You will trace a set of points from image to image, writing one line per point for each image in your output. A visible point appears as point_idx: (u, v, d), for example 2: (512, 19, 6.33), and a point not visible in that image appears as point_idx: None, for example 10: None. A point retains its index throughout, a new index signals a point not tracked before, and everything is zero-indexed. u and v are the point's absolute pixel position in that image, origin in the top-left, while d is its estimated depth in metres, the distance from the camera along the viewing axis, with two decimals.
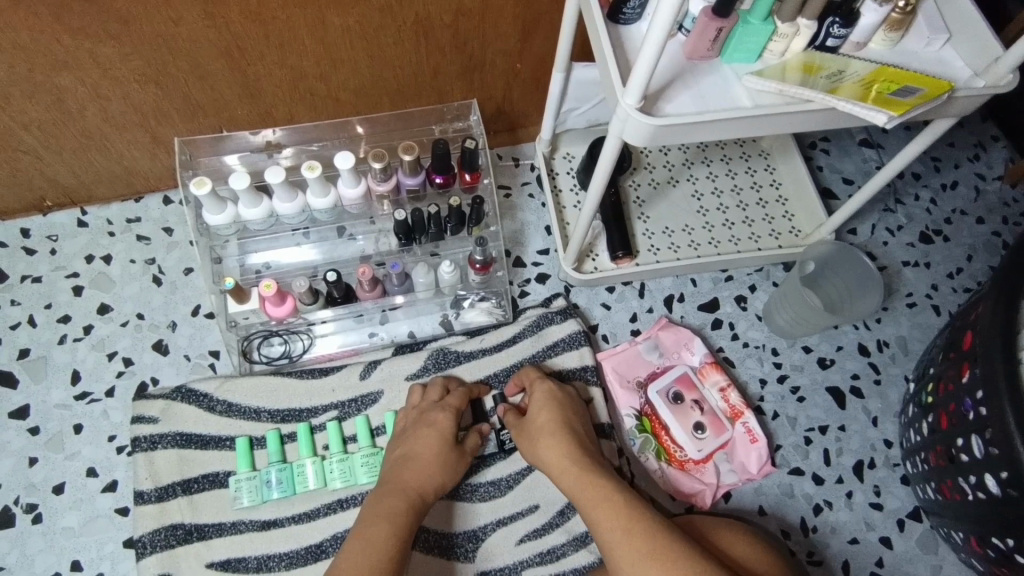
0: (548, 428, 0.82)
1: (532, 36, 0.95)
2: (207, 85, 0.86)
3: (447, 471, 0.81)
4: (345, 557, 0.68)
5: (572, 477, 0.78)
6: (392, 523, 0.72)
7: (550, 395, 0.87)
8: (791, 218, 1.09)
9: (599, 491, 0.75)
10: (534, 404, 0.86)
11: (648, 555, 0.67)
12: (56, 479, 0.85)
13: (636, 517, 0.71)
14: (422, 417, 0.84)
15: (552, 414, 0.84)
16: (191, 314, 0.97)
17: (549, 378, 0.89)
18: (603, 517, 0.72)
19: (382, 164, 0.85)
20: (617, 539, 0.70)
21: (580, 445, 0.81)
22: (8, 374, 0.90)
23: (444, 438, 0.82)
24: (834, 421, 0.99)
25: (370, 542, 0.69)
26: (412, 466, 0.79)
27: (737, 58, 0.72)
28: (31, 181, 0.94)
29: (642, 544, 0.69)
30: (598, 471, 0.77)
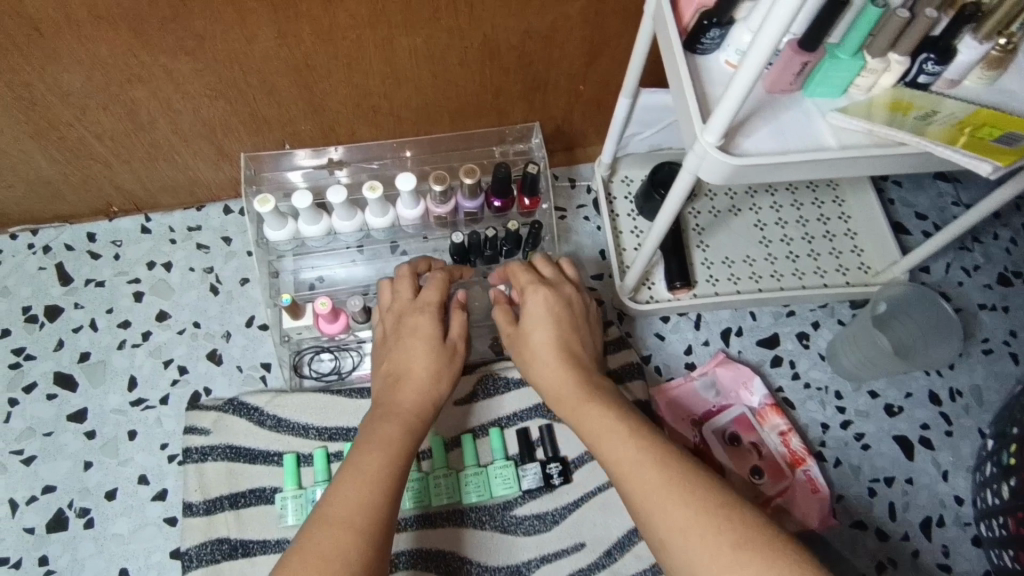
0: (544, 348, 0.72)
1: (598, 59, 0.93)
2: (274, 101, 0.86)
3: (436, 370, 0.73)
4: (336, 489, 0.60)
5: (570, 405, 0.68)
6: (388, 453, 0.64)
7: (548, 306, 0.74)
8: (860, 253, 1.04)
9: (600, 416, 0.65)
10: (529, 317, 0.74)
11: (654, 488, 0.57)
12: (108, 485, 0.87)
13: (641, 446, 0.61)
14: (412, 329, 0.75)
15: (549, 324, 0.73)
16: (245, 324, 0.97)
17: (544, 284, 0.75)
18: (606, 444, 0.63)
19: (443, 187, 0.84)
20: (621, 471, 0.60)
21: (581, 367, 0.71)
22: (69, 377, 0.92)
23: (433, 346, 0.74)
24: (900, 473, 0.94)
25: (360, 470, 0.61)
26: (405, 388, 0.71)
27: (819, 92, 0.69)
28: (100, 187, 0.96)
29: (648, 476, 0.58)
30: (599, 395, 0.67)
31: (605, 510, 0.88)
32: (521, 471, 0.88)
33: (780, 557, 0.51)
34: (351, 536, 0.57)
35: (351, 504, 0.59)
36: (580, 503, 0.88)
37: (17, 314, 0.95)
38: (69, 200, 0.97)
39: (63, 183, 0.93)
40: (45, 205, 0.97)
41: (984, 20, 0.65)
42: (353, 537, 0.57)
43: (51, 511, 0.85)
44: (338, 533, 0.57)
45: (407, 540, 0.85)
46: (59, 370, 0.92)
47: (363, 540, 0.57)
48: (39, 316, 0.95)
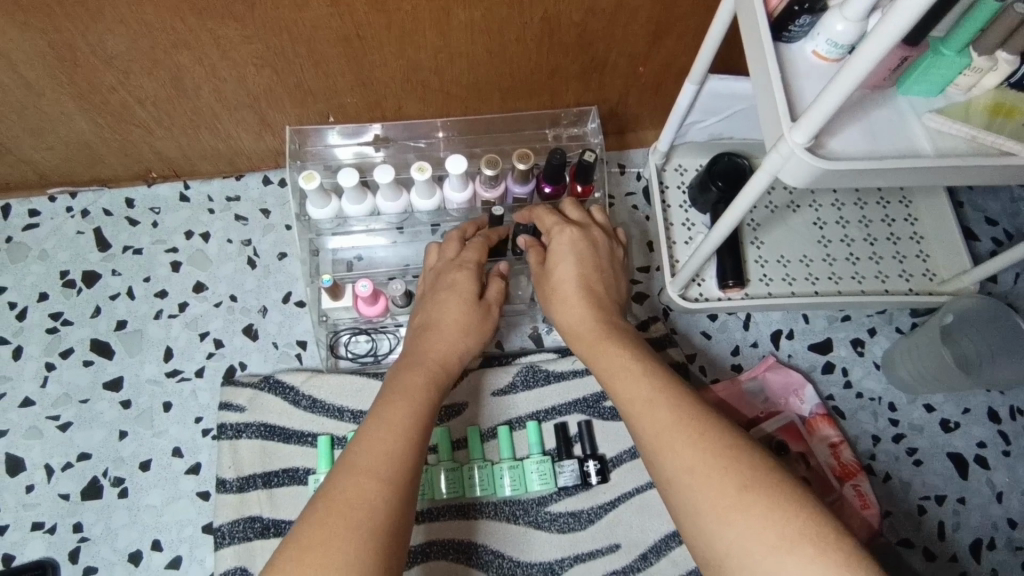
0: (566, 287, 0.72)
1: (662, 40, 0.87)
2: (321, 72, 0.83)
3: (469, 323, 0.73)
4: (365, 434, 0.58)
5: (587, 343, 0.68)
6: (416, 401, 0.62)
7: (574, 248, 0.74)
8: (926, 259, 0.99)
9: (617, 359, 0.64)
10: (556, 261, 0.74)
11: (665, 427, 0.56)
12: (143, 455, 0.86)
13: (655, 386, 0.60)
14: (447, 283, 0.75)
15: (573, 266, 0.73)
16: (282, 300, 0.96)
17: (570, 224, 0.75)
18: (620, 385, 0.62)
19: (495, 171, 0.80)
20: (633, 410, 0.60)
21: (602, 309, 0.70)
22: (105, 345, 0.91)
23: (466, 298, 0.73)
24: (952, 492, 0.90)
25: (387, 415, 0.60)
26: (436, 337, 0.70)
27: (916, 90, 0.63)
28: (140, 152, 0.94)
29: (661, 416, 0.57)
30: (618, 339, 0.67)
31: (642, 512, 0.86)
32: (557, 468, 0.86)
33: (787, 500, 0.50)
34: (376, 483, 0.54)
35: (380, 450, 0.57)
36: (616, 504, 0.86)
37: (55, 277, 0.94)
38: (109, 164, 0.95)
39: (103, 147, 0.91)
40: (84, 168, 0.95)
41: None
42: (379, 484, 0.54)
43: (85, 479, 0.84)
44: (363, 479, 0.54)
45: (423, 533, 0.83)
46: (95, 337, 0.91)
47: (389, 487, 0.55)
48: (76, 281, 0.94)
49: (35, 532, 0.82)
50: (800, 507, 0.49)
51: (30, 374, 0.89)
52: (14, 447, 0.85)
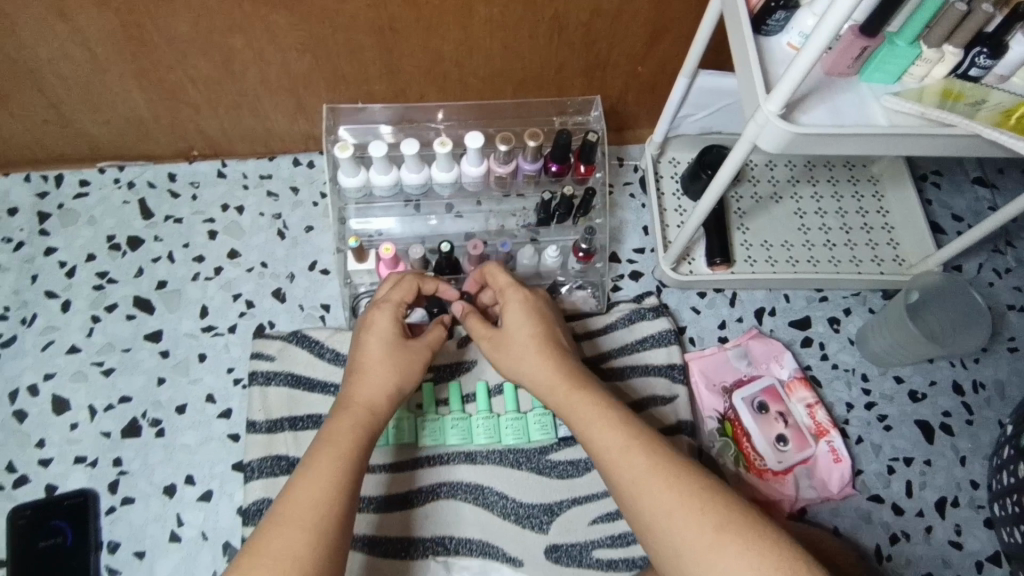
0: (531, 344, 0.76)
1: (659, 41, 0.98)
2: (355, 59, 0.93)
3: (404, 366, 0.75)
4: (298, 485, 0.63)
5: (559, 395, 0.73)
6: (348, 450, 0.67)
7: (527, 306, 0.80)
8: (895, 246, 1.09)
9: (590, 407, 0.70)
10: (514, 320, 0.79)
11: (644, 473, 0.64)
12: (179, 400, 0.94)
13: (629, 434, 0.67)
14: (377, 323, 0.76)
15: (534, 327, 0.78)
16: (309, 268, 1.05)
17: (522, 288, 0.82)
18: (597, 434, 0.68)
19: (508, 147, 0.90)
20: (612, 459, 0.66)
21: (566, 365, 0.75)
22: (147, 301, 1.00)
23: (400, 344, 0.76)
24: (919, 454, 0.99)
25: (317, 465, 0.64)
26: (367, 379, 0.73)
27: (876, 77, 0.74)
28: (186, 130, 1.03)
29: (637, 462, 0.65)
30: (587, 389, 0.72)
31: None
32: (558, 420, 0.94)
33: (758, 540, 0.58)
34: (303, 533, 0.60)
35: (310, 499, 0.62)
36: None
37: (102, 240, 1.03)
38: (157, 140, 1.04)
39: (153, 124, 1.01)
40: (133, 144, 1.05)
41: None
42: (307, 533, 0.60)
43: (126, 419, 0.92)
44: (294, 531, 0.59)
45: (379, 483, 0.90)
46: (138, 294, 1.00)
47: (319, 535, 0.60)
48: (122, 244, 1.03)
49: (78, 465, 0.89)
50: (769, 545, 0.57)
51: (77, 325, 0.97)
52: (61, 388, 0.93)
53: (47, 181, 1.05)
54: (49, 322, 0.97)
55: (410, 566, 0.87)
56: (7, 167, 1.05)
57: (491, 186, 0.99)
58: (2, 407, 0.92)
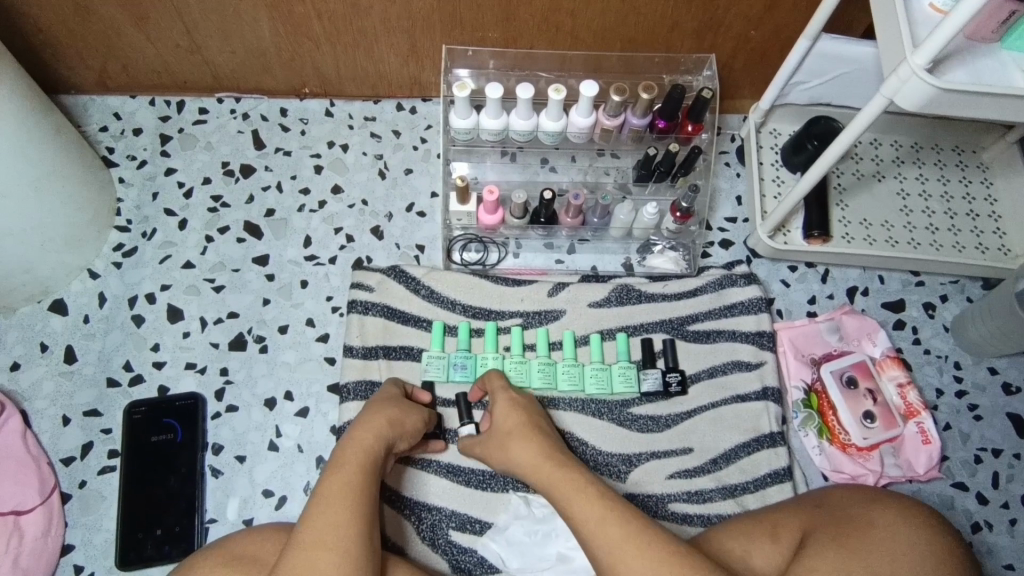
0: (516, 430, 0.79)
1: (778, 5, 0.97)
2: (475, 3, 0.95)
3: (400, 413, 0.79)
4: (310, 515, 0.64)
5: (542, 476, 0.74)
6: (360, 477, 0.68)
7: (514, 400, 0.84)
8: (1001, 236, 1.06)
9: (568, 479, 0.72)
10: (496, 413, 0.83)
11: (620, 543, 0.64)
12: (282, 321, 0.99)
13: (605, 506, 0.68)
14: (381, 393, 0.83)
15: (519, 416, 0.81)
16: (406, 209, 1.08)
17: (510, 386, 0.86)
18: (575, 508, 0.69)
19: (621, 98, 0.91)
20: (589, 530, 0.67)
21: (549, 445, 0.77)
22: (256, 227, 1.05)
23: (399, 404, 0.81)
24: (1010, 447, 0.96)
25: (331, 493, 0.66)
26: (371, 420, 0.75)
27: (1019, 45, 0.72)
28: (302, 66, 1.08)
29: (614, 531, 0.65)
30: (569, 464, 0.74)
31: (715, 424, 0.94)
32: (642, 374, 0.94)
33: None
34: (329, 552, 0.61)
35: (328, 523, 0.63)
36: (692, 415, 0.94)
37: (217, 166, 1.08)
38: (273, 74, 1.09)
39: (274, 58, 1.05)
40: (251, 76, 1.09)
41: None
42: (333, 554, 0.61)
43: (233, 333, 0.98)
44: (315, 553, 0.61)
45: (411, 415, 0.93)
46: (248, 219, 1.05)
47: (342, 557, 0.61)
48: (235, 171, 1.08)
49: (188, 371, 0.95)
50: None
51: (192, 243, 1.03)
52: (176, 299, 0.99)
53: (170, 107, 1.12)
54: (167, 238, 1.03)
55: (490, 497, 0.90)
56: (134, 90, 1.11)
57: (593, 140, 1.00)
58: (122, 310, 0.98)
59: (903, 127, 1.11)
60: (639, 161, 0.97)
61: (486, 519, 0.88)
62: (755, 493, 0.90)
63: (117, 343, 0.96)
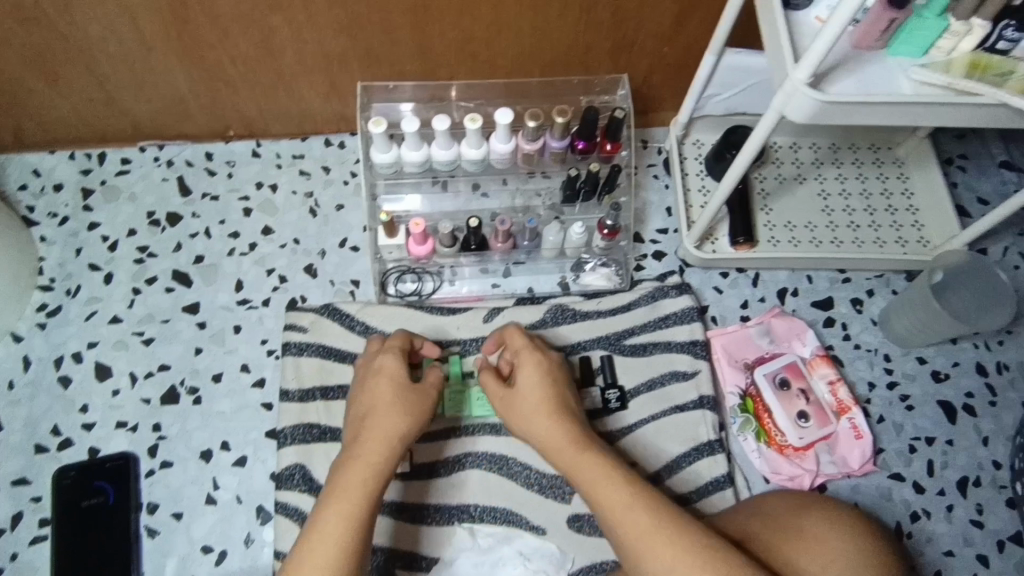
0: (541, 404, 0.79)
1: (685, 21, 0.99)
2: (388, 40, 0.96)
3: (403, 406, 0.78)
4: (312, 543, 0.67)
5: (564, 455, 0.76)
6: (362, 496, 0.70)
7: (541, 368, 0.82)
8: (920, 228, 1.09)
9: (594, 464, 0.74)
10: (524, 377, 0.81)
11: (645, 532, 0.68)
12: (215, 369, 0.97)
13: (633, 495, 0.71)
14: (377, 368, 0.82)
15: (546, 388, 0.80)
16: (339, 245, 1.08)
17: (536, 347, 0.84)
18: (600, 495, 0.72)
19: (536, 124, 0.92)
20: (616, 517, 0.70)
21: (575, 423, 0.78)
22: (185, 275, 1.03)
23: (399, 390, 0.80)
24: (942, 434, 0.99)
25: (335, 516, 0.68)
26: (378, 425, 0.76)
27: (903, 50, 0.73)
28: (224, 110, 1.07)
29: (640, 520, 0.69)
30: (593, 446, 0.75)
31: (656, 437, 0.95)
32: (581, 392, 0.95)
33: None
34: None
35: (331, 556, 0.66)
36: (633, 429, 0.95)
37: (143, 216, 1.07)
38: (196, 120, 1.08)
39: (193, 103, 1.04)
40: (173, 123, 1.08)
41: None
42: None
43: (165, 386, 0.96)
44: None
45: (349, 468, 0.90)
46: (176, 268, 1.03)
47: None
48: (161, 220, 1.07)
49: (119, 430, 0.93)
50: None
51: (120, 296, 1.01)
52: (104, 356, 0.97)
53: (91, 159, 1.10)
54: (93, 293, 1.01)
55: (435, 531, 0.89)
56: (53, 145, 1.09)
57: (517, 164, 1.01)
58: (48, 372, 0.96)
59: (819, 129, 1.15)
60: (563, 182, 0.98)
61: (432, 554, 0.88)
62: (698, 503, 0.91)
63: (44, 407, 0.94)
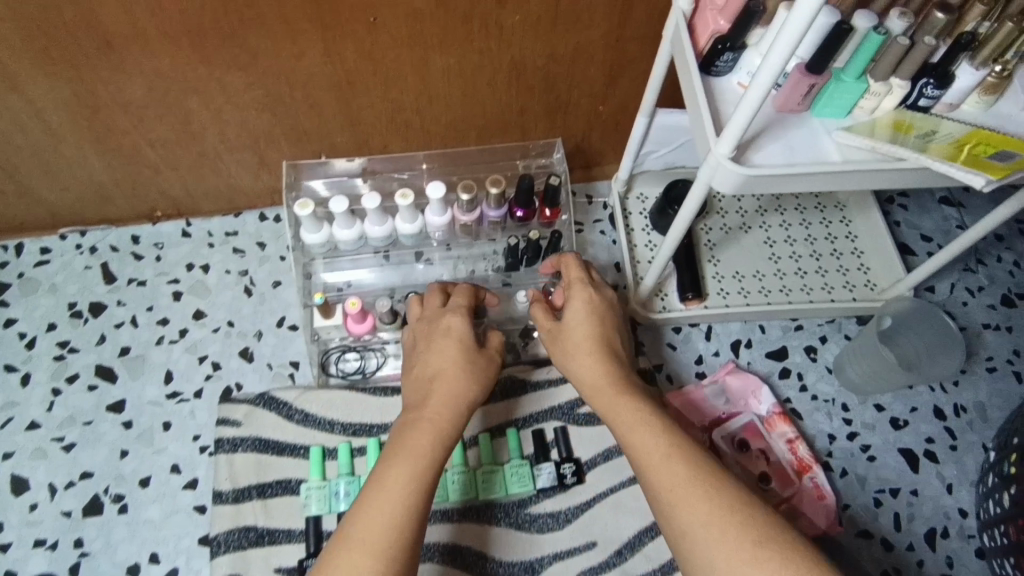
0: (586, 342, 0.77)
1: (617, 80, 0.98)
2: (315, 114, 0.93)
3: (463, 369, 0.75)
4: (359, 512, 0.61)
5: (605, 399, 0.73)
6: (420, 464, 0.66)
7: (591, 305, 0.80)
8: (866, 271, 1.09)
9: (633, 411, 0.71)
10: (574, 313, 0.80)
11: (683, 483, 0.62)
12: (143, 473, 0.91)
13: (669, 445, 0.66)
14: (440, 325, 0.80)
15: (593, 328, 0.78)
16: (277, 325, 1.02)
17: (586, 283, 0.82)
18: (640, 443, 0.67)
19: (470, 196, 0.89)
20: (653, 467, 0.65)
21: (619, 368, 0.76)
22: (109, 370, 0.97)
23: (466, 351, 0.77)
24: (905, 484, 0.97)
25: (383, 485, 0.63)
26: (441, 386, 0.74)
27: (826, 113, 0.73)
28: (147, 192, 1.02)
29: (678, 470, 0.63)
30: (634, 394, 0.73)
31: (616, 510, 0.91)
32: (537, 469, 0.92)
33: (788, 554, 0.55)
34: (377, 557, 0.58)
35: (380, 522, 0.60)
36: (591, 505, 0.91)
37: (64, 309, 1.01)
38: (118, 203, 1.03)
39: (113, 188, 0.99)
40: (94, 207, 1.03)
41: (979, 48, 0.69)
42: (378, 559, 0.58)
43: (87, 497, 0.90)
44: (362, 556, 0.58)
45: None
46: (100, 363, 0.98)
47: (387, 561, 0.58)
48: (84, 311, 1.01)
49: (37, 549, 0.86)
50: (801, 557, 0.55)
51: (38, 398, 0.95)
52: (21, 467, 0.91)
53: (6, 251, 1.04)
54: (8, 397, 0.95)
55: None
56: None
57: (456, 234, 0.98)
58: None
59: None
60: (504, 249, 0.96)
61: None
62: None
63: None
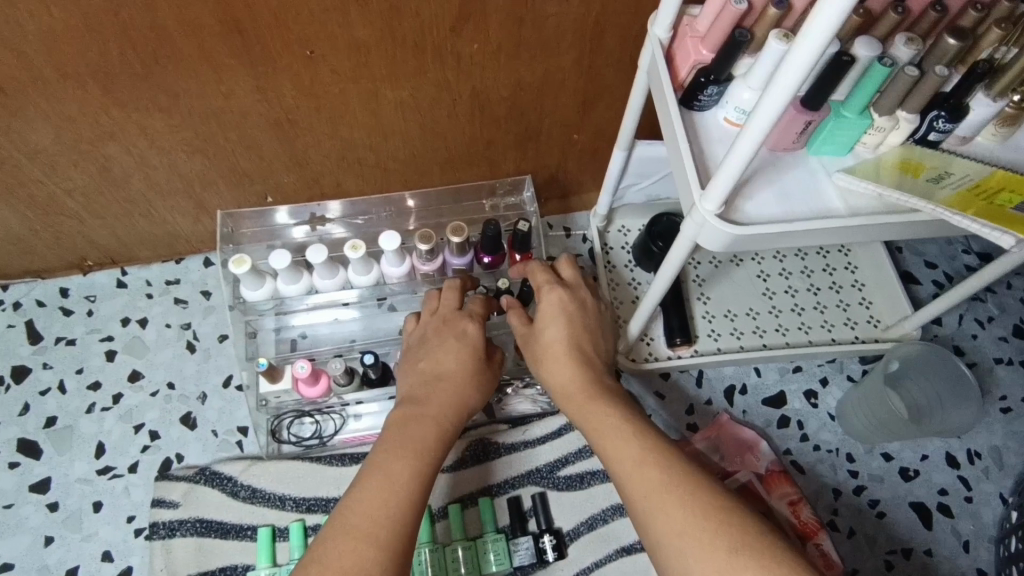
0: (555, 347, 0.68)
1: (592, 107, 0.89)
2: (255, 155, 0.83)
3: (461, 378, 0.69)
4: (348, 502, 0.55)
5: (575, 404, 0.65)
6: (421, 459, 0.60)
7: (560, 306, 0.71)
8: (868, 306, 1.00)
9: (602, 414, 0.62)
10: (544, 314, 0.71)
11: (654, 491, 0.53)
12: (70, 562, 0.82)
13: (642, 449, 0.57)
14: (450, 326, 0.73)
15: (563, 330, 0.69)
16: (222, 385, 0.92)
17: (559, 284, 0.73)
18: (611, 446, 0.59)
19: (428, 245, 0.80)
20: (624, 473, 0.56)
21: (593, 369, 0.67)
22: (32, 444, 0.87)
23: (475, 364, 0.71)
24: (918, 544, 0.88)
25: (373, 478, 0.57)
26: (443, 390, 0.67)
27: (825, 150, 0.64)
28: (73, 242, 0.92)
29: (653, 475, 0.54)
30: (606, 396, 0.64)
31: None
32: (513, 545, 0.83)
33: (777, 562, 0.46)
34: (376, 542, 0.52)
35: (376, 509, 0.54)
36: None
37: None
38: (41, 255, 0.93)
39: (34, 240, 0.89)
40: (15, 260, 0.93)
41: (995, 80, 0.60)
42: (371, 545, 0.52)
43: None
44: (355, 544, 0.52)
45: None
46: (22, 436, 0.87)
47: (379, 551, 0.52)
48: (5, 377, 0.91)
49: None
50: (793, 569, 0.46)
51: None
52: None
53: None
54: None
55: None
56: None
57: None
58: None
59: None
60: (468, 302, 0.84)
61: None
62: None
63: None
